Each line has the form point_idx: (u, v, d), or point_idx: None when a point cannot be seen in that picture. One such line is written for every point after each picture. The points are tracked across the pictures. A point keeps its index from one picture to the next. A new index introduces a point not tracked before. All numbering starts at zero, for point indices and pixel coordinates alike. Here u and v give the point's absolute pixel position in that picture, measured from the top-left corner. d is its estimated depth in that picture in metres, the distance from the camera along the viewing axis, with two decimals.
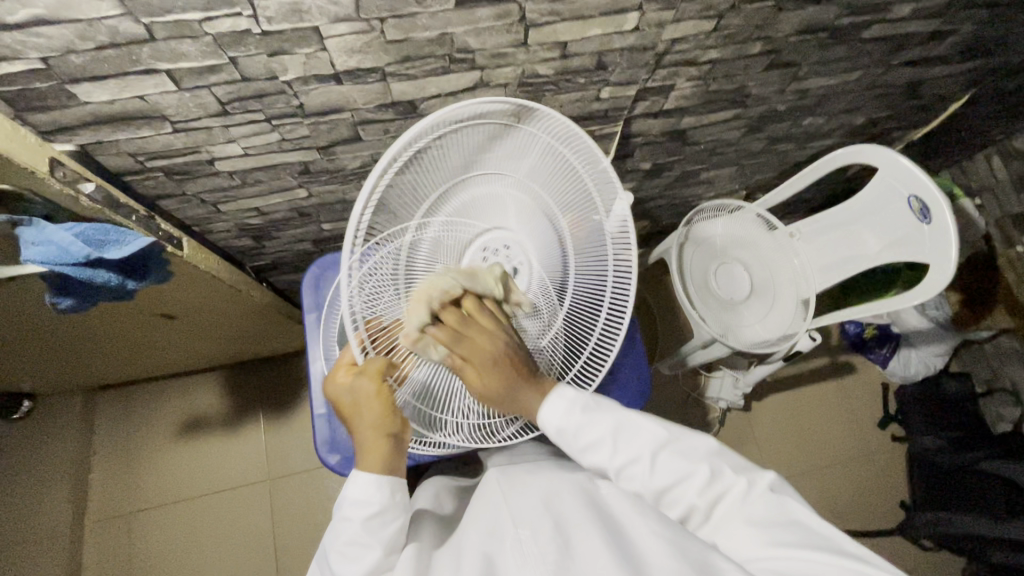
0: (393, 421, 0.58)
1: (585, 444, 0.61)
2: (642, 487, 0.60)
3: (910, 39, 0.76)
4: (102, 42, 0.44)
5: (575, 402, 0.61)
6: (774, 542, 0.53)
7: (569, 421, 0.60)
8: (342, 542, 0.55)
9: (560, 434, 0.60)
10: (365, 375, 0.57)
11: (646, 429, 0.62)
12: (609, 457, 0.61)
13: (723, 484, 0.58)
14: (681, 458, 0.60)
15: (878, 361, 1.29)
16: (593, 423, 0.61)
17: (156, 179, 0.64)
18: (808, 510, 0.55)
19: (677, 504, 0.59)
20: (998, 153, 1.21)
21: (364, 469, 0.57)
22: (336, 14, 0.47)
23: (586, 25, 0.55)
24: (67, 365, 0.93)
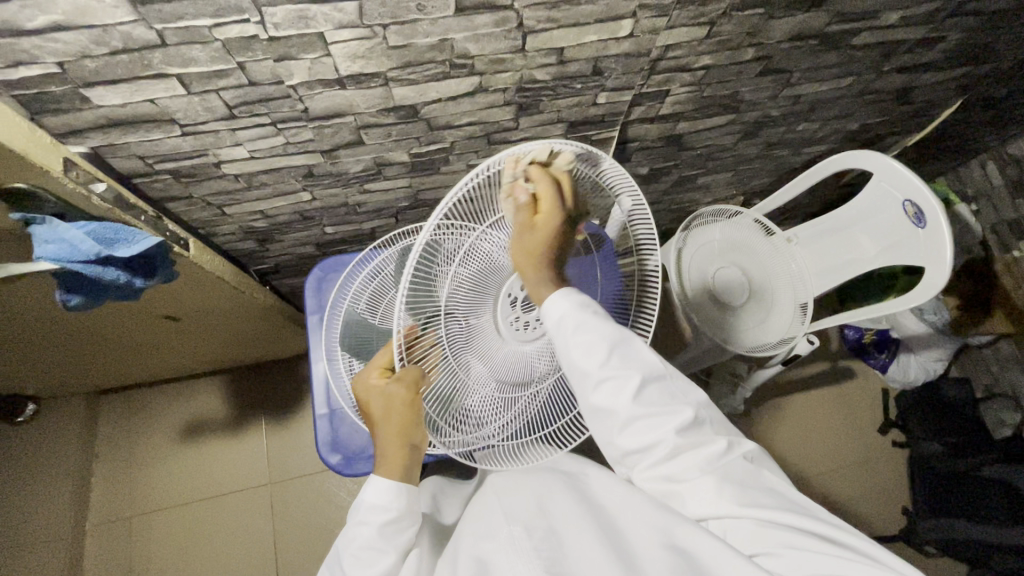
0: (417, 432, 0.56)
1: (580, 338, 0.54)
2: (620, 404, 0.55)
3: (900, 46, 0.77)
4: (117, 48, 0.46)
5: (579, 303, 0.56)
6: (747, 502, 0.55)
7: (572, 314, 0.55)
8: (357, 546, 0.55)
9: (558, 327, 0.55)
10: (397, 385, 0.54)
11: (648, 354, 0.57)
12: (596, 364, 0.54)
13: (704, 439, 0.57)
14: (667, 396, 0.57)
15: (878, 366, 1.31)
16: (598, 325, 0.55)
17: (164, 182, 0.66)
18: (777, 479, 0.59)
19: (646, 436, 0.56)
20: (994, 160, 1.20)
21: (385, 476, 0.56)
22: (341, 21, 0.48)
23: (583, 32, 0.57)
24: (73, 367, 0.94)
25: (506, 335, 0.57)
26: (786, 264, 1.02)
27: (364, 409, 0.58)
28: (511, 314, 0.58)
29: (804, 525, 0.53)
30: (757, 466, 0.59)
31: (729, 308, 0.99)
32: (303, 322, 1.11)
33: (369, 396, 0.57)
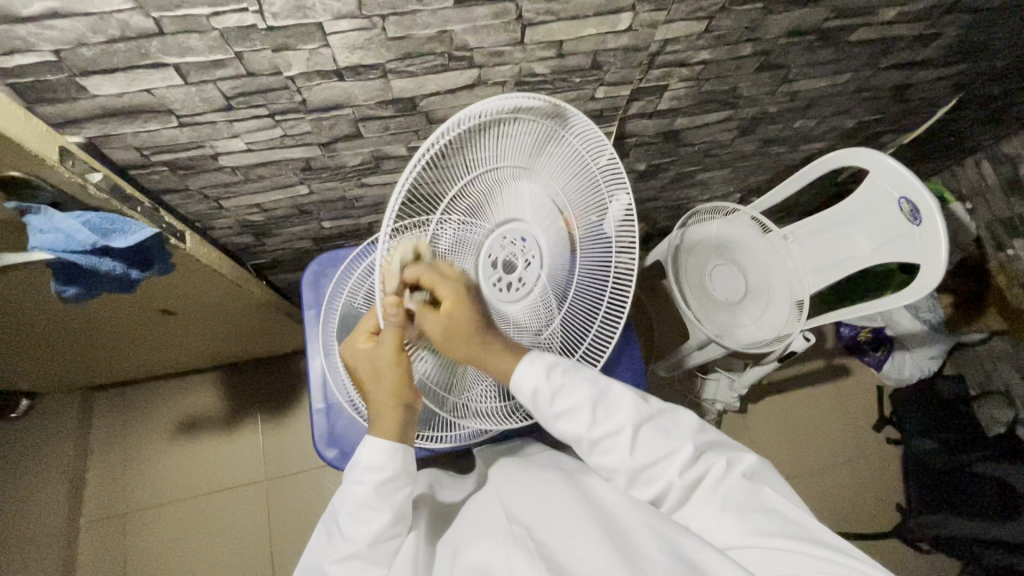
0: (410, 393, 0.55)
1: (561, 407, 0.58)
2: (618, 461, 0.59)
3: (896, 42, 0.78)
4: (113, 36, 0.46)
5: (546, 367, 0.58)
6: (749, 530, 0.55)
7: (543, 382, 0.57)
8: (352, 505, 0.55)
9: (535, 397, 0.57)
10: (382, 344, 0.54)
11: (627, 398, 0.60)
12: (587, 427, 0.59)
13: (703, 465, 0.59)
14: (663, 435, 0.59)
15: (873, 363, 1.32)
16: (572, 387, 0.59)
17: (161, 173, 0.65)
18: (785, 497, 0.57)
19: (655, 482, 0.59)
20: (988, 158, 1.21)
21: (379, 437, 0.56)
22: (339, 11, 0.48)
23: (582, 25, 0.57)
24: (68, 362, 0.94)
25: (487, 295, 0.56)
26: (783, 262, 1.01)
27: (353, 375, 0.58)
28: (493, 276, 0.56)
29: (806, 545, 0.51)
30: (755, 483, 0.58)
31: (725, 305, 1.02)
32: (299, 318, 1.10)
33: (356, 358, 0.57)
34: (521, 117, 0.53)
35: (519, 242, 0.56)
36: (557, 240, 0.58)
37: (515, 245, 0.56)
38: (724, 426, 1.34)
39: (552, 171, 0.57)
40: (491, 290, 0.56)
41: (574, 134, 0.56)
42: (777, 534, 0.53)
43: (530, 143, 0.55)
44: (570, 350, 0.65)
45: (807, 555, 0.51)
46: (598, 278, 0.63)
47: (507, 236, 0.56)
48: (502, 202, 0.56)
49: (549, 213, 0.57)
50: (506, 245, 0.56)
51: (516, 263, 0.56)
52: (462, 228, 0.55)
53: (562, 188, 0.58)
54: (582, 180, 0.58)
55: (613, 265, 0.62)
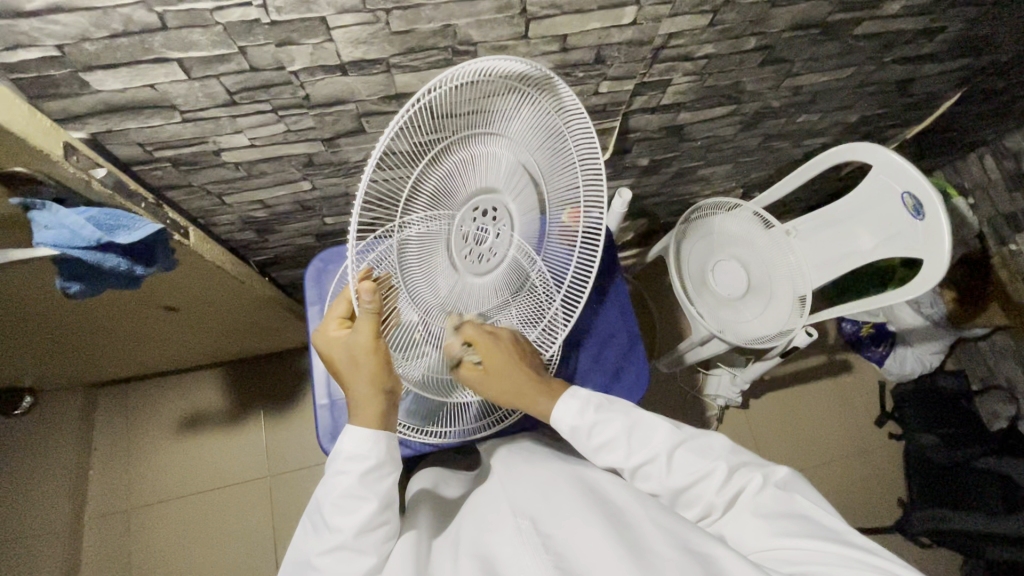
0: (389, 378, 0.54)
1: (598, 441, 0.61)
2: (658, 487, 0.60)
3: (901, 36, 0.77)
4: (116, 31, 0.46)
5: (584, 405, 0.62)
6: (780, 532, 0.54)
7: (580, 420, 0.61)
8: (336, 495, 0.54)
9: (574, 435, 0.62)
10: (358, 332, 0.52)
11: (659, 426, 0.62)
12: (625, 457, 0.61)
13: (739, 481, 0.59)
14: (697, 456, 0.61)
15: (874, 359, 1.33)
16: (607, 420, 0.62)
17: (164, 169, 0.65)
18: (818, 505, 0.56)
19: (695, 501, 0.60)
20: (991, 153, 1.21)
21: (361, 425, 0.55)
22: (343, 5, 0.48)
23: (586, 19, 0.57)
24: (71, 359, 0.94)
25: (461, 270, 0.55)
26: (785, 256, 1.01)
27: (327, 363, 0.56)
28: (465, 249, 0.55)
29: (833, 545, 0.51)
30: (788, 492, 0.58)
31: (727, 300, 1.02)
32: (302, 315, 1.10)
33: (331, 347, 0.55)
34: (497, 81, 0.52)
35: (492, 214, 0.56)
36: (524, 206, 0.58)
37: (488, 215, 0.56)
38: (725, 421, 1.34)
39: (525, 136, 0.56)
40: (463, 264, 0.55)
41: (551, 101, 0.56)
42: (806, 535, 0.53)
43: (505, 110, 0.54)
44: (529, 324, 0.65)
45: (834, 556, 0.50)
46: (564, 249, 0.63)
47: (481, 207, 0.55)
48: (477, 173, 0.55)
49: (518, 178, 0.57)
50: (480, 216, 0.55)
51: (489, 235, 0.56)
52: (434, 215, 0.53)
53: (538, 159, 0.57)
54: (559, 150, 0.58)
55: (580, 236, 0.62)
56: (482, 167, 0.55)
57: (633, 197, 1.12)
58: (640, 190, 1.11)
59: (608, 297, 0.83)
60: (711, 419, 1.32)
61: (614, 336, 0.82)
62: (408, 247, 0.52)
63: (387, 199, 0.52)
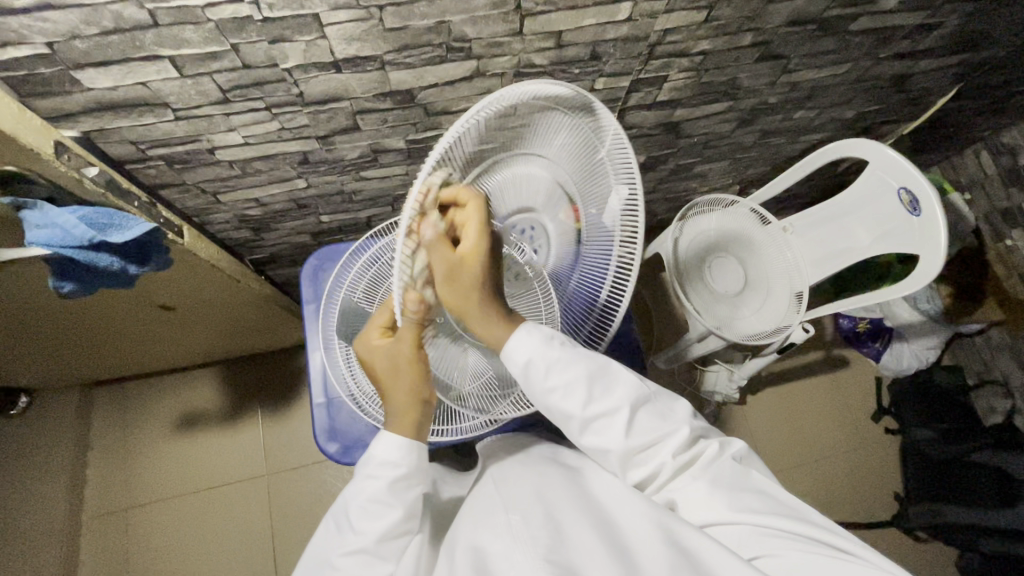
0: (426, 389, 0.55)
1: (555, 382, 0.55)
2: (612, 442, 0.57)
3: (897, 32, 0.77)
4: (107, 28, 0.45)
5: (547, 340, 0.55)
6: (740, 507, 0.55)
7: (542, 356, 0.54)
8: (364, 498, 0.55)
9: (528, 369, 0.54)
10: (400, 342, 0.52)
11: (624, 380, 0.59)
12: (582, 405, 0.56)
13: (697, 449, 0.60)
14: (658, 418, 0.59)
15: (872, 354, 1.30)
16: (570, 362, 0.55)
17: (157, 168, 0.65)
18: (767, 478, 0.59)
19: (647, 463, 0.59)
20: (987, 149, 1.21)
21: (397, 433, 0.56)
22: (336, 2, 0.48)
23: (581, 15, 0.57)
24: (67, 359, 0.93)
25: None
26: (782, 253, 1.02)
27: (367, 369, 0.57)
28: (499, 269, 0.55)
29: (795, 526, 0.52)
30: (744, 467, 0.60)
31: (725, 297, 1.02)
32: (299, 313, 1.10)
33: (374, 355, 0.55)
34: (542, 102, 0.48)
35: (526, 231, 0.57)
36: (563, 228, 0.56)
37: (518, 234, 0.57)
38: (723, 417, 1.34)
39: (563, 156, 0.53)
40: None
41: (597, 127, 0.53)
42: (768, 513, 0.54)
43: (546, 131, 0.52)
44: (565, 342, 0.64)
45: (796, 537, 0.51)
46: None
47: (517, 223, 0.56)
48: (514, 194, 0.54)
49: (556, 201, 0.55)
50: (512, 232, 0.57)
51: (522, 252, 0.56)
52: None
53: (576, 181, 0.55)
54: (594, 177, 0.55)
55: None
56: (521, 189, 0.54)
57: None
58: None
59: None
60: (709, 415, 1.32)
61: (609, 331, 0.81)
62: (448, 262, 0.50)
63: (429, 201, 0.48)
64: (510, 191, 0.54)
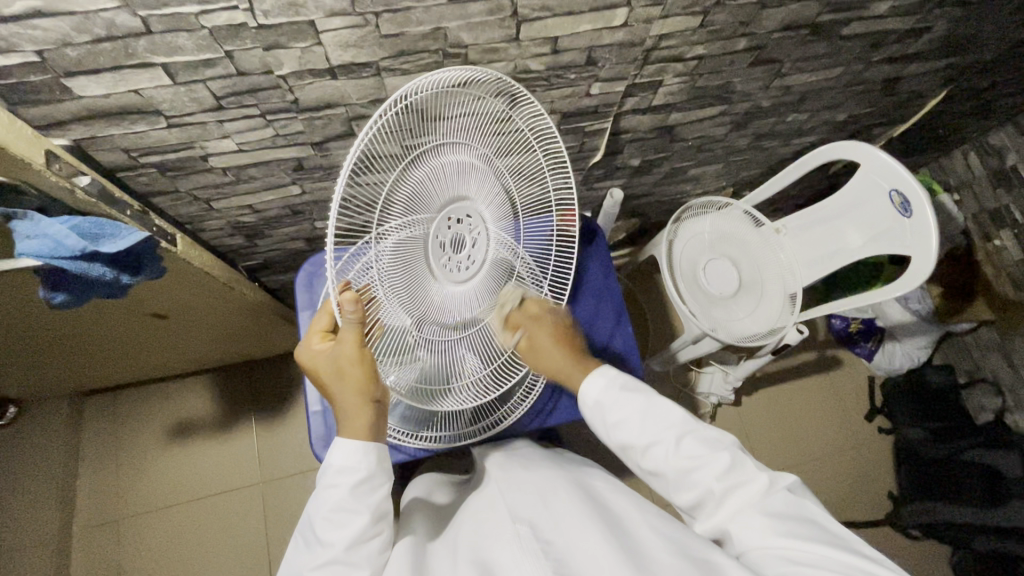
0: (377, 388, 0.53)
1: (615, 417, 0.61)
2: (664, 470, 0.59)
3: (888, 36, 0.78)
4: (99, 35, 0.45)
5: (612, 382, 0.63)
6: (783, 531, 0.52)
7: (604, 395, 0.62)
8: (328, 508, 0.54)
9: (596, 408, 0.63)
10: (342, 343, 0.51)
11: (673, 411, 0.61)
12: (636, 436, 0.60)
13: (745, 476, 0.57)
14: (704, 445, 0.58)
15: (863, 354, 1.34)
16: (626, 399, 0.61)
17: (150, 175, 0.64)
18: (825, 513, 0.54)
19: (695, 488, 0.57)
20: (975, 149, 1.23)
21: (350, 437, 0.54)
22: (332, 8, 0.47)
23: (577, 21, 0.57)
24: (56, 369, 0.92)
25: (439, 276, 0.53)
26: (775, 255, 1.02)
27: (314, 379, 0.56)
28: (443, 258, 0.53)
29: (842, 556, 0.48)
30: (798, 498, 0.56)
31: (721, 299, 1.01)
32: (293, 319, 1.09)
33: (317, 360, 0.55)
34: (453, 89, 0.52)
35: (466, 220, 0.55)
36: (499, 213, 0.57)
37: (459, 222, 0.54)
38: (718, 419, 1.35)
39: (488, 142, 0.56)
40: (442, 272, 0.54)
41: (516, 109, 0.58)
42: (813, 540, 0.50)
43: (466, 119, 0.55)
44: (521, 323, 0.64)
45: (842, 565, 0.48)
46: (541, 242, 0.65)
47: (455, 212, 0.54)
48: (447, 180, 0.54)
49: (490, 187, 0.56)
50: (454, 223, 0.54)
51: (464, 241, 0.55)
52: (412, 219, 0.51)
53: (504, 166, 0.58)
54: (523, 159, 0.60)
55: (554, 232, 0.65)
56: (452, 176, 0.54)
57: (625, 197, 1.12)
58: (632, 191, 1.11)
59: (603, 296, 0.83)
60: (705, 417, 1.33)
61: (607, 336, 0.82)
62: (387, 253, 0.50)
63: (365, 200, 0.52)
64: (442, 179, 0.53)
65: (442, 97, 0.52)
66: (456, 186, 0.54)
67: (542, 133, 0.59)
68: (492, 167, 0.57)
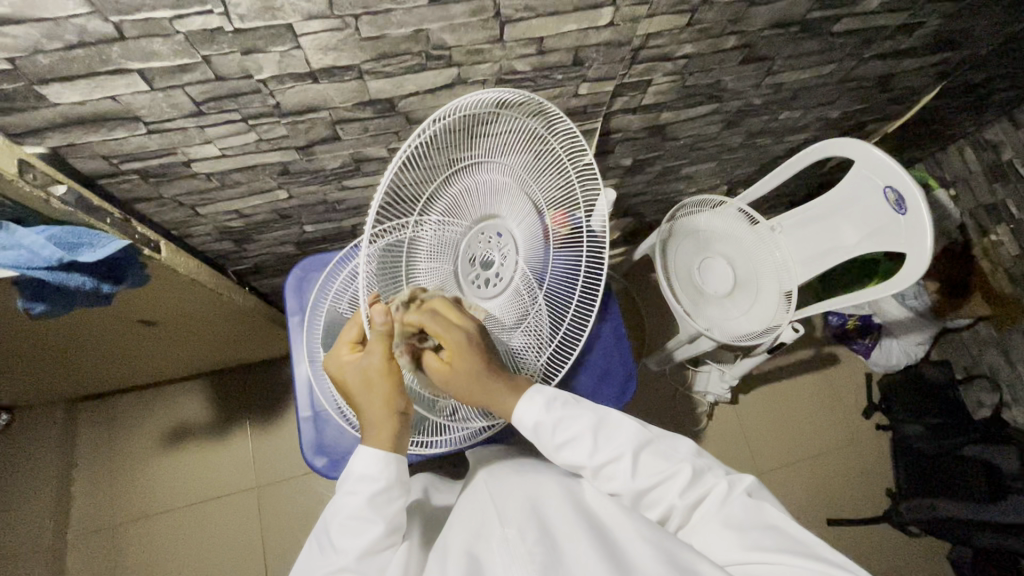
0: (400, 400, 0.54)
1: (562, 437, 0.58)
2: (622, 487, 0.58)
3: (879, 33, 0.77)
4: (70, 42, 0.44)
5: (552, 400, 0.59)
6: (747, 543, 0.52)
7: (545, 416, 0.58)
8: (343, 516, 0.53)
9: (537, 431, 0.58)
10: (371, 354, 0.52)
11: (627, 425, 0.60)
12: (589, 455, 0.58)
13: (705, 486, 0.57)
14: (664, 459, 0.58)
15: (861, 351, 1.32)
16: (573, 417, 0.59)
17: (132, 182, 0.63)
18: (783, 514, 0.54)
19: (658, 504, 0.58)
20: (971, 145, 1.23)
21: (373, 446, 0.54)
22: (309, 11, 0.47)
23: (562, 21, 0.56)
24: (46, 376, 0.91)
25: (465, 289, 0.57)
26: (770, 253, 1.02)
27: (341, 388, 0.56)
28: (471, 272, 0.57)
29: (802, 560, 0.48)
30: (757, 500, 0.56)
31: (716, 298, 1.01)
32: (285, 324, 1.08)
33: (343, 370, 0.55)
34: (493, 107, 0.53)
35: (495, 237, 0.58)
36: (528, 228, 0.58)
37: (489, 239, 0.57)
38: (715, 418, 1.34)
39: (523, 162, 0.57)
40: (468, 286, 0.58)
41: (551, 131, 0.58)
42: (776, 547, 0.50)
43: (506, 140, 0.56)
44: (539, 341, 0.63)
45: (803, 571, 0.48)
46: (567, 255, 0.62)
47: (484, 229, 0.58)
48: (479, 197, 0.57)
49: (520, 205, 0.58)
50: (482, 239, 0.57)
51: (492, 257, 0.58)
52: (444, 228, 0.56)
53: (536, 185, 0.58)
54: (555, 180, 0.59)
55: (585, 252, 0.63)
56: (483, 194, 0.57)
57: (618, 196, 1.12)
58: (625, 190, 1.10)
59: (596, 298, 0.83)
60: (702, 416, 1.32)
61: (603, 337, 0.80)
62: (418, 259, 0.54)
63: (402, 203, 0.54)
64: (472, 198, 0.57)
65: (485, 116, 0.53)
66: (488, 204, 0.57)
67: (569, 143, 0.58)
68: (521, 187, 0.58)
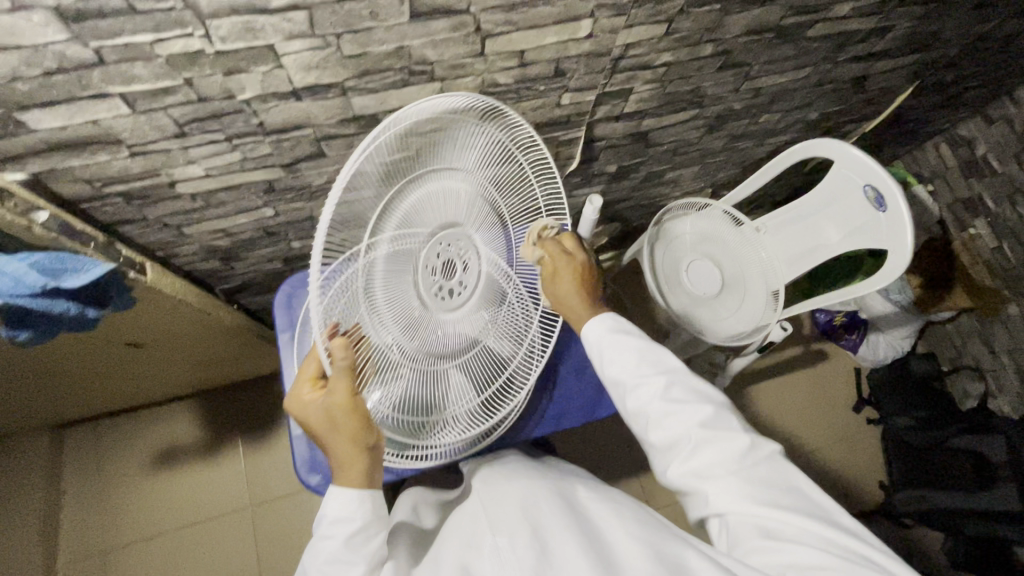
0: (370, 435, 0.52)
1: (614, 355, 0.61)
2: (649, 408, 0.57)
3: (852, 37, 0.79)
4: (49, 68, 0.43)
5: (615, 325, 0.64)
6: (762, 501, 0.52)
7: (605, 337, 0.63)
8: (322, 561, 0.51)
9: (596, 349, 0.63)
10: (334, 390, 0.50)
11: (671, 357, 0.60)
12: (631, 372, 0.59)
13: (726, 432, 0.55)
14: (692, 395, 0.57)
15: (850, 347, 1.35)
16: (620, 343, 0.62)
17: (115, 205, 0.62)
18: (807, 481, 0.54)
19: (670, 428, 0.55)
20: (946, 142, 1.26)
21: (344, 486, 0.53)
22: (290, 31, 0.47)
23: (542, 34, 0.57)
24: (31, 403, 0.89)
25: (430, 304, 0.54)
26: (755, 253, 1.02)
27: (304, 427, 0.54)
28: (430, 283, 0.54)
29: (816, 525, 0.49)
30: (782, 466, 0.55)
31: (705, 300, 1.02)
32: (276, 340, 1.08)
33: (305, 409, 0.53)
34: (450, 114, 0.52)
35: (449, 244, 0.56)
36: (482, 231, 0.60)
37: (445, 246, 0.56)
38: None
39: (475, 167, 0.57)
40: (428, 299, 0.54)
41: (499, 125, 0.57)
42: (792, 510, 0.51)
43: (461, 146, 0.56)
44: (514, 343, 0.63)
45: (817, 537, 0.49)
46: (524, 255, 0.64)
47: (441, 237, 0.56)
48: (436, 206, 0.55)
49: (476, 208, 0.58)
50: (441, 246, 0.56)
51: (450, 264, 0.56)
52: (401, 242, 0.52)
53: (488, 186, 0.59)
54: (508, 176, 0.60)
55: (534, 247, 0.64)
56: (440, 203, 0.55)
57: (605, 202, 1.12)
58: (612, 196, 1.11)
59: None
60: None
61: None
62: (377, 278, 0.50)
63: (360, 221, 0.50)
64: (428, 208, 0.54)
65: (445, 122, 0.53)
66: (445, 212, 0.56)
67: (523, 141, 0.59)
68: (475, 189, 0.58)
